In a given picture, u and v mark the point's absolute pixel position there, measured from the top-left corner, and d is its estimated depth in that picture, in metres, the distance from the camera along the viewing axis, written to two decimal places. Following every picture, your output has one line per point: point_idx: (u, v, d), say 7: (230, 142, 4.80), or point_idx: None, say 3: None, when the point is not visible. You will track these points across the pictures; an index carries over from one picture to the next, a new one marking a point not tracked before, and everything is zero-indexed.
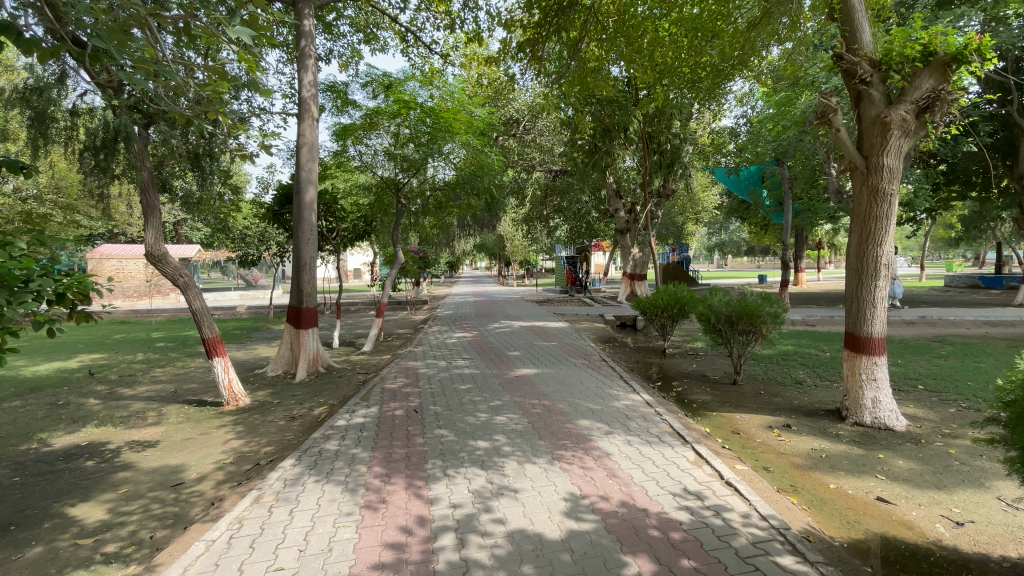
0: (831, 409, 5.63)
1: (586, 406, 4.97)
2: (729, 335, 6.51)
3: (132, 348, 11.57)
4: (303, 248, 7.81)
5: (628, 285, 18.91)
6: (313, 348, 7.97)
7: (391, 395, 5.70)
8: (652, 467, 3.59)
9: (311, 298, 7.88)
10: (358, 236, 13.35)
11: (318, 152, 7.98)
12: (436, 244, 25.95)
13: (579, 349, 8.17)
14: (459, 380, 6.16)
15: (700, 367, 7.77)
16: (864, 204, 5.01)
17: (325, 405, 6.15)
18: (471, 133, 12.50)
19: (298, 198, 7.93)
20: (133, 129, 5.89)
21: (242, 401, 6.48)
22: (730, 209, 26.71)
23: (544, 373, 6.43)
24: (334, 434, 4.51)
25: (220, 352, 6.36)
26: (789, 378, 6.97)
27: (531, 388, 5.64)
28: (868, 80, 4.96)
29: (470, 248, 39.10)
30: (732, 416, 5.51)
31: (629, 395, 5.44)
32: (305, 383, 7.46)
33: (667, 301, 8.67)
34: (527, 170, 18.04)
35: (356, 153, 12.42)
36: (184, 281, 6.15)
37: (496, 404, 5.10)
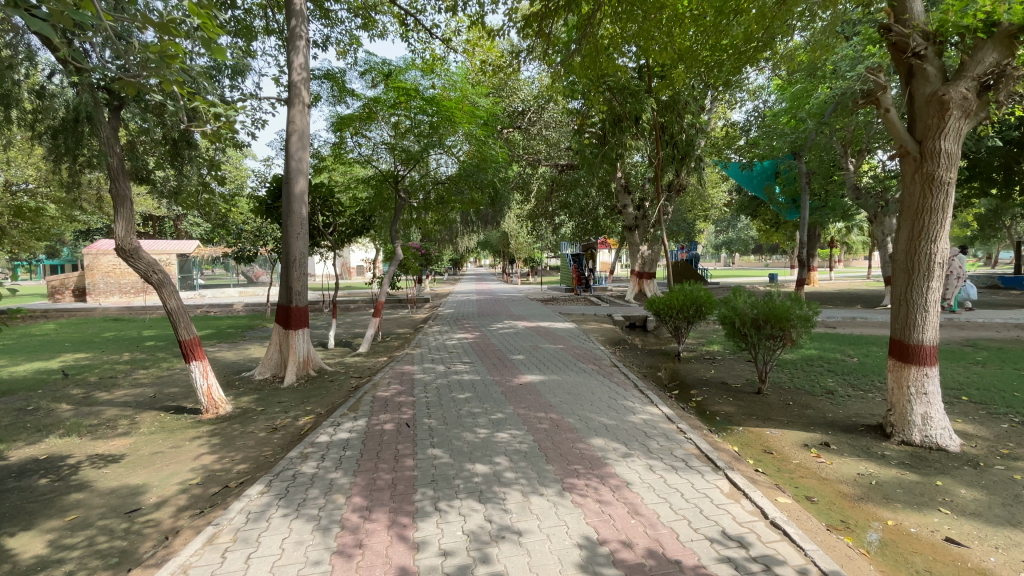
0: (871, 424, 5.06)
1: (599, 421, 4.41)
2: (755, 341, 5.92)
3: (119, 348, 11.08)
4: (292, 243, 7.27)
5: (636, 284, 18.31)
6: (303, 349, 7.43)
7: (382, 405, 5.16)
8: (681, 503, 3.03)
9: (301, 297, 7.34)
10: (357, 232, 12.56)
11: (309, 140, 7.42)
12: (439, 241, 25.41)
13: (587, 353, 7.59)
14: (457, 388, 5.60)
15: (719, 373, 7.19)
16: (916, 194, 4.41)
17: (311, 414, 5.62)
18: (474, 123, 11.82)
19: (287, 189, 7.37)
20: (99, 111, 5.37)
21: (223, 408, 5.97)
22: (741, 206, 26.03)
23: (550, 380, 5.87)
24: (313, 453, 3.97)
25: (198, 355, 5.83)
26: (818, 387, 6.38)
27: (536, 398, 5.09)
28: (921, 53, 4.34)
29: (473, 245, 38.38)
30: (761, 432, 4.95)
31: (646, 407, 4.87)
32: (293, 388, 6.93)
33: (682, 301, 8.10)
34: (532, 166, 17.46)
35: (354, 145, 11.88)
36: (158, 278, 5.64)
37: (498, 418, 4.55)
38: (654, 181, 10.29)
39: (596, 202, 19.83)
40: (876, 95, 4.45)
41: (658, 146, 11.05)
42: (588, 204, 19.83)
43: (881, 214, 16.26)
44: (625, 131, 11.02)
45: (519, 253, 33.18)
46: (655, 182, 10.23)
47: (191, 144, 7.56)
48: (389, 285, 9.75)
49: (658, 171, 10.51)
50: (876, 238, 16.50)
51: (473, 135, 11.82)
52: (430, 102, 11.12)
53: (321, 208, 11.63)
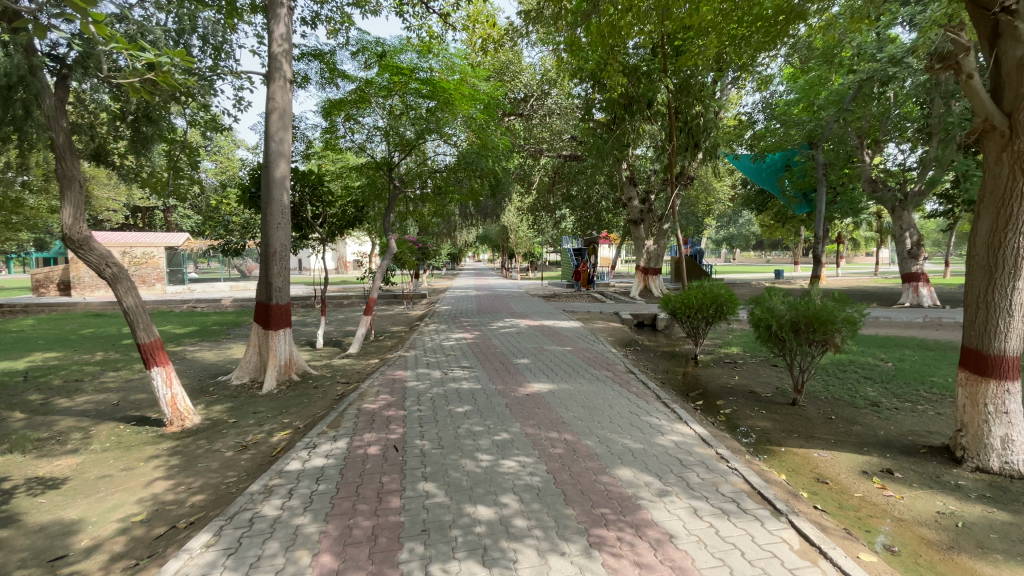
0: (935, 446, 4.38)
1: (624, 445, 3.72)
2: (792, 347, 5.22)
3: (93, 346, 10.35)
4: (273, 234, 6.55)
5: (642, 279, 17.60)
6: (285, 351, 6.70)
7: (369, 420, 4.45)
8: (744, 567, 2.34)
9: (282, 293, 6.63)
10: (350, 225, 11.81)
11: (291, 119, 6.68)
12: (437, 234, 24.65)
13: (598, 356, 6.88)
14: (455, 401, 4.89)
15: (744, 381, 6.51)
16: (1003, 178, 3.75)
17: (289, 429, 4.92)
18: (475, 106, 11.14)
19: (267, 174, 6.63)
20: (40, 77, 4.63)
21: (190, 420, 5.28)
22: (748, 200, 25.32)
23: (561, 390, 5.17)
24: (281, 486, 3.27)
25: (160, 361, 5.14)
26: (859, 398, 5.70)
27: (547, 413, 4.40)
28: (1014, 8, 3.64)
29: (473, 239, 37.68)
30: (808, 455, 4.28)
31: (675, 426, 4.18)
32: (273, 395, 6.22)
33: (702, 300, 7.39)
34: (534, 156, 16.72)
35: (346, 132, 11.18)
36: (111, 272, 4.92)
37: (503, 439, 3.86)
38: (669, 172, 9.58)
39: (600, 194, 19.13)
40: (957, 58, 3.87)
41: (672, 133, 10.33)
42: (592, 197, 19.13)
43: (899, 208, 15.54)
44: (636, 115, 10.29)
45: (519, 247, 32.42)
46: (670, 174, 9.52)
47: (154, 121, 6.78)
48: (381, 281, 8.96)
49: (672, 160, 9.81)
50: (893, 233, 15.80)
51: (473, 118, 11.11)
52: (427, 83, 10.39)
53: (310, 198, 10.85)
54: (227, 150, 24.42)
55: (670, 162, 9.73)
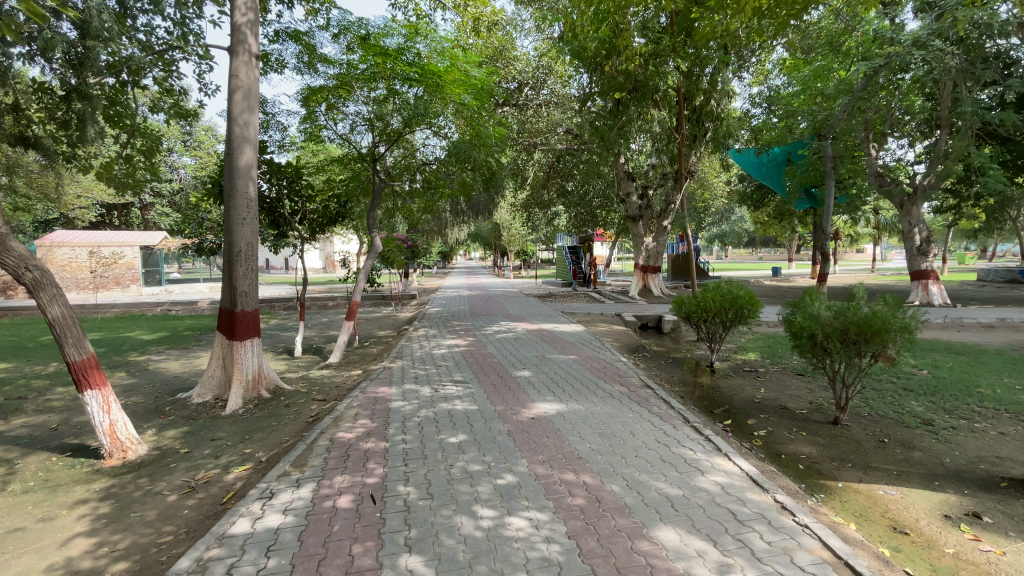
0: (1018, 479, 3.70)
1: (660, 493, 2.98)
2: (839, 359, 4.50)
3: (48, 356, 9.40)
4: (237, 231, 5.72)
5: (641, 278, 16.90)
6: (252, 365, 5.89)
7: (344, 454, 3.67)
8: None
9: (249, 299, 5.82)
10: (332, 222, 10.84)
11: (257, 99, 5.86)
12: (427, 232, 23.85)
13: (607, 366, 6.14)
14: (448, 427, 4.12)
15: (772, 394, 5.82)
16: None
17: (249, 463, 4.12)
18: (467, 92, 10.38)
19: (229, 162, 5.80)
20: None
21: (133, 452, 4.48)
22: (745, 196, 24.81)
23: (571, 411, 4.43)
24: (219, 560, 2.49)
25: (95, 383, 4.34)
26: (907, 415, 5.02)
27: (559, 445, 3.65)
28: None
29: (464, 237, 36.85)
30: (871, 493, 3.57)
31: (716, 461, 3.45)
32: (238, 416, 5.41)
33: (720, 304, 6.66)
34: (528, 151, 16.02)
35: (327, 121, 10.35)
36: (32, 277, 4.12)
37: (509, 484, 3.10)
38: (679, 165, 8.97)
39: (596, 189, 18.43)
40: None
41: (679, 121, 9.68)
42: (588, 192, 18.44)
43: (908, 203, 14.96)
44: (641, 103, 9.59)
45: (511, 245, 31.66)
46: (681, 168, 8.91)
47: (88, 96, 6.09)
48: (364, 282, 8.10)
49: (682, 153, 9.20)
50: (901, 228, 15.21)
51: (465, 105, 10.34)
52: (415, 67, 9.61)
53: (288, 193, 10.00)
54: (207, 145, 23.41)
55: (680, 156, 9.13)
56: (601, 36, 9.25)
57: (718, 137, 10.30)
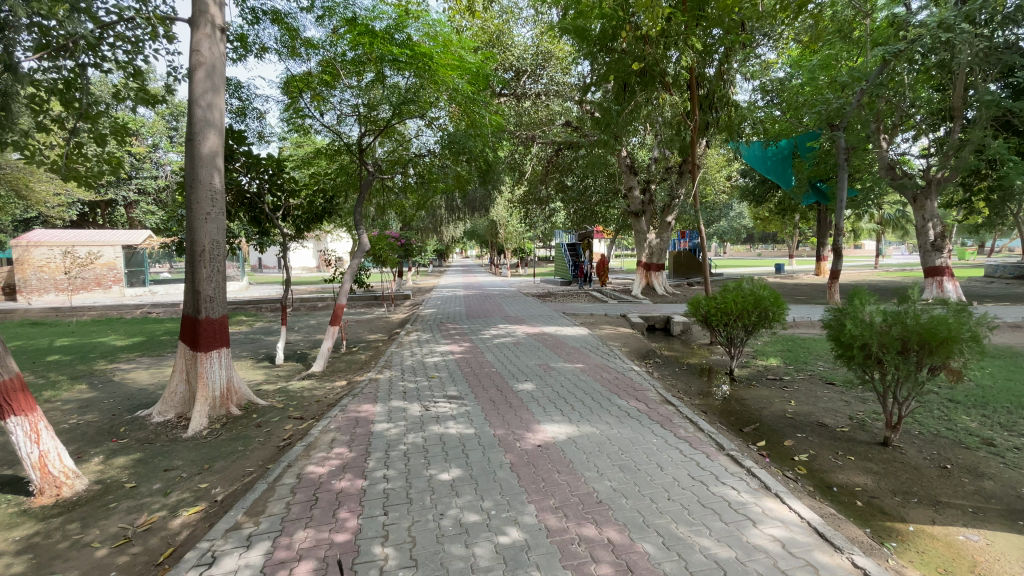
0: None
1: (709, 557, 2.33)
2: (895, 372, 3.86)
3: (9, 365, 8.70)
4: (200, 226, 5.05)
5: (643, 276, 16.26)
6: (219, 379, 5.22)
7: (311, 498, 3.00)
8: None
9: (215, 304, 5.16)
10: (318, 219, 10.12)
11: (221, 78, 5.18)
12: (421, 230, 23.16)
13: (618, 376, 5.49)
14: (438, 459, 3.45)
15: (805, 407, 5.18)
16: None
17: (202, 504, 3.46)
18: (461, 76, 9.67)
19: (191, 149, 5.12)
20: None
21: (69, 489, 3.82)
22: (748, 191, 24.23)
23: (585, 436, 3.77)
24: None
25: (21, 409, 3.68)
26: (964, 433, 4.40)
27: (574, 486, 2.99)
28: None
29: (460, 235, 36.17)
30: (953, 540, 2.94)
31: (769, 506, 2.81)
32: (201, 440, 4.75)
33: (742, 306, 6.01)
34: (525, 144, 15.44)
35: (312, 111, 9.65)
36: None
37: (515, 544, 2.44)
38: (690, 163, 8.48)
39: (596, 184, 17.80)
40: None
41: (693, 108, 9.05)
42: (589, 187, 17.79)
43: (921, 197, 14.31)
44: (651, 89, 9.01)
45: (507, 243, 31.00)
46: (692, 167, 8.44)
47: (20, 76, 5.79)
48: (350, 283, 7.37)
49: (694, 151, 8.74)
50: (914, 223, 14.58)
51: (459, 91, 9.64)
52: (405, 50, 8.88)
53: (269, 187, 9.27)
54: None
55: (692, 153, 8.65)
56: (604, 15, 8.60)
57: (729, 129, 9.74)
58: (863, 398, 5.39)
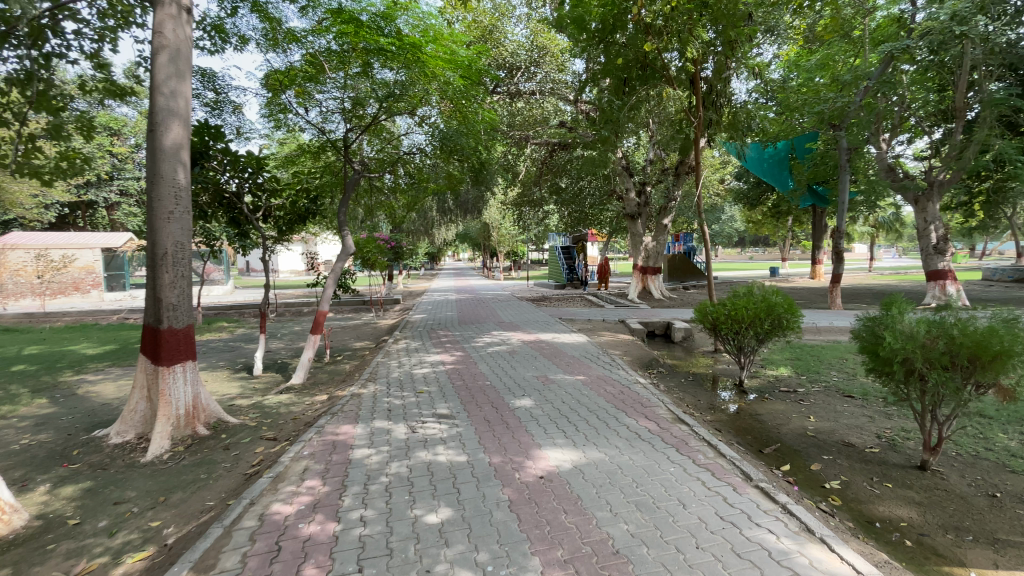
0: None
1: None
2: (939, 391, 3.45)
3: None
4: (161, 227, 4.55)
5: (640, 280, 15.85)
6: (183, 396, 4.72)
7: (273, 548, 2.52)
8: None
9: (178, 313, 4.65)
10: (302, 221, 9.61)
11: (186, 63, 4.70)
12: (412, 232, 22.65)
13: (623, 389, 5.06)
14: (426, 495, 2.98)
15: (827, 425, 4.77)
16: None
17: (151, 550, 2.96)
18: (452, 70, 9.20)
19: (152, 141, 4.63)
20: None
21: (8, 525, 3.31)
22: (743, 194, 23.96)
23: (593, 464, 3.31)
24: None
25: None
26: (1005, 454, 4.01)
27: (585, 532, 2.53)
28: None
29: (452, 238, 35.68)
30: None
31: (817, 556, 2.36)
32: (160, 466, 4.24)
33: (753, 314, 5.59)
34: (518, 145, 15.04)
35: (296, 107, 9.16)
36: None
37: None
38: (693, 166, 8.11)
39: (592, 185, 17.40)
40: None
41: (697, 105, 8.68)
42: (584, 188, 17.38)
43: (923, 199, 14.02)
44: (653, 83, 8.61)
45: (500, 246, 30.53)
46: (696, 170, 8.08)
47: None
48: (333, 289, 6.86)
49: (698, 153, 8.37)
50: (915, 226, 14.29)
51: (449, 84, 9.10)
52: (394, 42, 8.37)
53: (250, 187, 8.74)
54: None
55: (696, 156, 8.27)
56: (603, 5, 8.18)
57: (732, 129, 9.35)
58: (886, 414, 4.99)
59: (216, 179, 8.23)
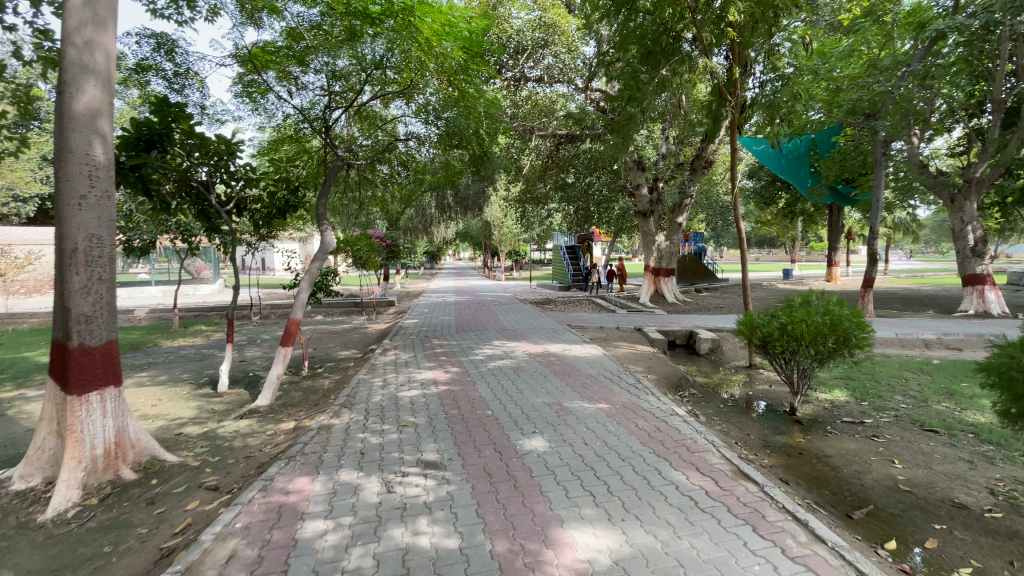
0: None
1: None
2: None
3: None
4: (71, 216, 3.59)
5: (652, 282, 14.80)
6: (100, 431, 3.74)
7: None
8: None
9: (95, 325, 3.68)
10: (283, 216, 8.57)
11: (106, 10, 3.75)
12: (410, 230, 21.61)
13: (659, 424, 4.01)
14: None
15: (920, 476, 3.73)
16: None
17: None
18: (453, 42, 8.09)
19: (59, 108, 3.66)
20: None
21: None
22: (757, 192, 22.93)
23: (640, 558, 2.29)
24: None
25: None
26: None
27: None
28: None
29: (453, 237, 34.67)
30: None
31: None
32: (58, 530, 3.23)
33: (814, 329, 4.57)
34: (522, 138, 14.04)
35: (277, 88, 8.06)
36: None
37: None
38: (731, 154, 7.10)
39: (601, 181, 16.35)
40: None
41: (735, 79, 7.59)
42: (592, 184, 16.34)
43: (960, 197, 12.87)
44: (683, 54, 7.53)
45: (502, 245, 29.51)
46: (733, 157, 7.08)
47: None
48: (308, 293, 5.79)
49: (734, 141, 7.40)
50: (950, 227, 13.21)
51: (448, 56, 8.05)
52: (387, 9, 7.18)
53: (222, 175, 7.71)
54: None
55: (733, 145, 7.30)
56: None
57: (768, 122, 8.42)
58: (989, 458, 3.99)
59: (182, 165, 7.18)
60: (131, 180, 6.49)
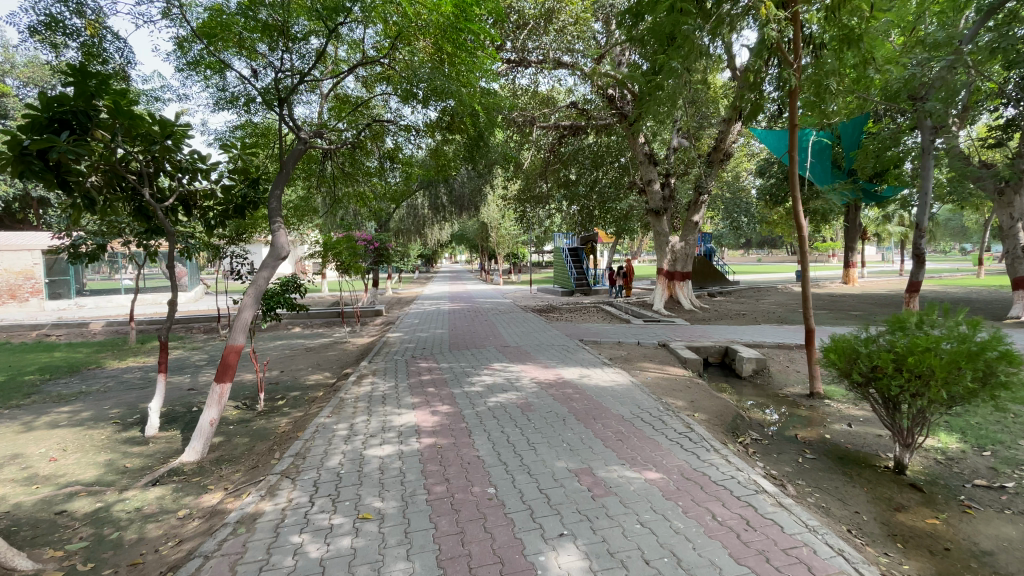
0: None
1: None
2: None
3: None
4: None
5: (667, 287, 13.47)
6: None
7: None
8: None
9: None
10: (241, 214, 7.17)
11: None
12: (400, 232, 20.22)
13: (747, 513, 2.69)
14: None
15: None
16: None
17: None
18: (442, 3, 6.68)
19: None
20: None
21: None
22: (767, 189, 21.67)
23: None
24: None
25: None
26: None
27: None
28: None
29: (448, 239, 33.45)
30: None
31: None
32: None
33: (946, 363, 3.25)
34: (522, 129, 12.66)
35: (236, 63, 6.61)
36: None
37: None
38: (794, 135, 5.42)
39: (607, 177, 15.00)
40: None
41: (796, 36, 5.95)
42: (598, 181, 14.98)
43: (1010, 190, 11.69)
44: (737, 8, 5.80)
45: (499, 248, 28.24)
46: (793, 143, 5.38)
47: None
48: (252, 311, 4.44)
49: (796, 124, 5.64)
50: (998, 224, 12.03)
51: (434, 8, 6.21)
52: None
53: (164, 163, 6.31)
54: None
55: (795, 125, 5.54)
56: None
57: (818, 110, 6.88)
58: None
59: (110, 152, 5.74)
60: (40, 168, 4.95)
